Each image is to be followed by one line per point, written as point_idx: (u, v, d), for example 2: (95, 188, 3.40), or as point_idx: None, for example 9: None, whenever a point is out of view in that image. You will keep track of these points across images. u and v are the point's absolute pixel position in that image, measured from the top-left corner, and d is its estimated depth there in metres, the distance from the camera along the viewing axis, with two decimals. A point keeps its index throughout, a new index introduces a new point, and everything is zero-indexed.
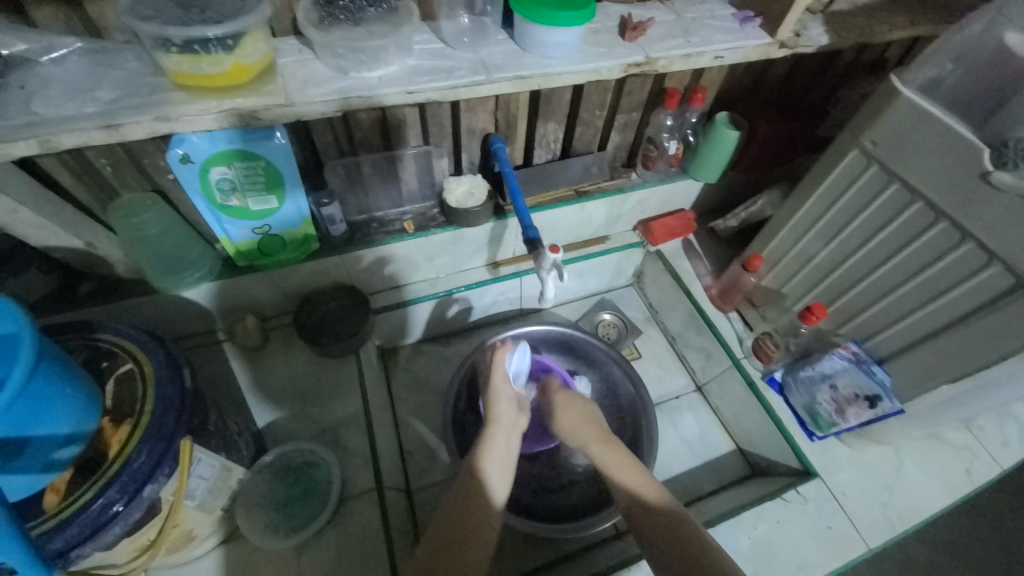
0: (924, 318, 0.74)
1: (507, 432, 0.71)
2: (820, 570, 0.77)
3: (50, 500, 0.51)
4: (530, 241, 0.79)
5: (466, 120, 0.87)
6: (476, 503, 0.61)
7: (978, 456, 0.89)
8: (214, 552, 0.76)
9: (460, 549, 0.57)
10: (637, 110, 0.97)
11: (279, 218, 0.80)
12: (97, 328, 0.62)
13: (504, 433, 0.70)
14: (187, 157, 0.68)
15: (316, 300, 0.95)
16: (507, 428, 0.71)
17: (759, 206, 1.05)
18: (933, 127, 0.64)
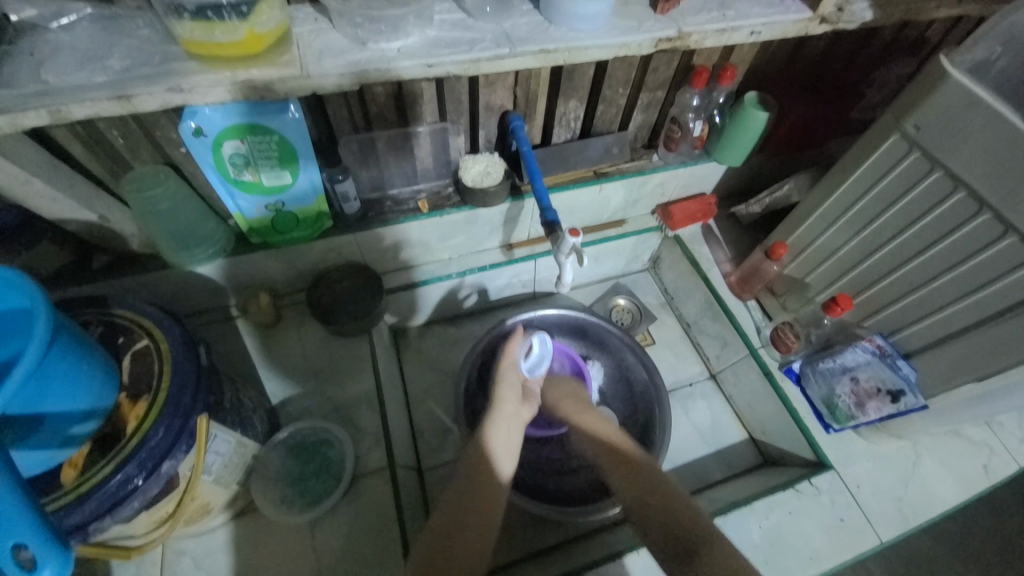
0: (958, 312, 0.72)
1: (512, 418, 0.72)
2: (831, 561, 0.76)
3: (67, 475, 0.51)
4: (548, 223, 0.76)
5: (485, 96, 0.84)
6: (481, 490, 0.62)
7: (997, 453, 0.87)
8: (231, 523, 0.77)
9: (461, 534, 0.57)
10: (662, 89, 0.93)
11: (292, 194, 0.79)
12: (114, 303, 0.62)
13: (508, 419, 0.72)
14: (200, 131, 0.66)
15: (330, 278, 0.94)
16: (510, 414, 0.72)
17: (786, 191, 1.01)
18: (983, 112, 0.60)
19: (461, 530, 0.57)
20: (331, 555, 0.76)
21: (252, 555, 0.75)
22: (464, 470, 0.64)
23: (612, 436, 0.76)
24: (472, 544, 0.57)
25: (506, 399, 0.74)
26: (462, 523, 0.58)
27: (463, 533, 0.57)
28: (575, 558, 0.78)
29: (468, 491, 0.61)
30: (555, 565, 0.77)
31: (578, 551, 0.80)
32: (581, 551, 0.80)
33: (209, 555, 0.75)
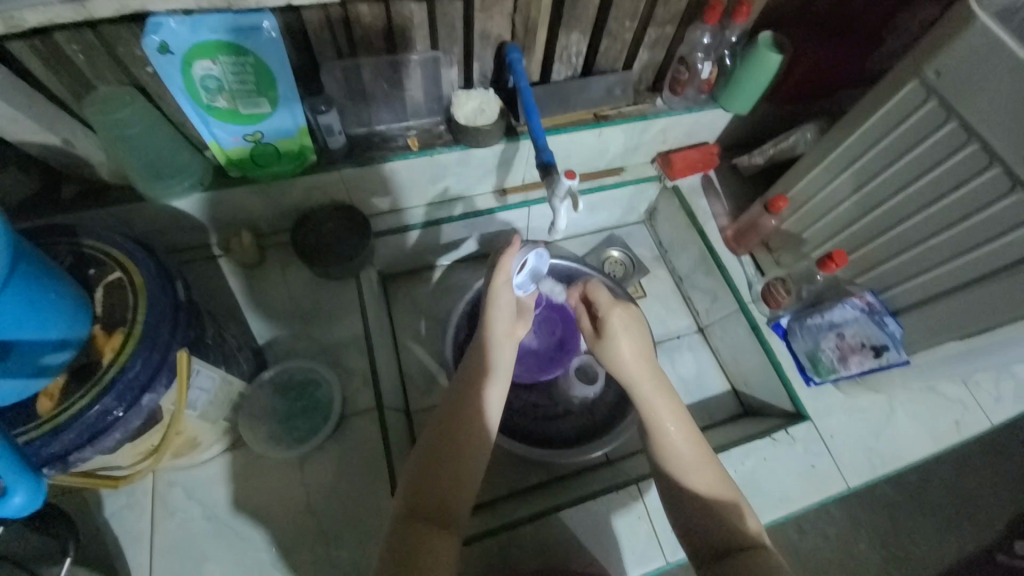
0: (952, 270, 0.71)
1: (507, 341, 0.67)
2: (799, 503, 0.81)
3: (44, 406, 0.50)
4: (544, 165, 0.73)
5: (480, 23, 0.77)
6: (473, 416, 0.59)
7: (970, 409, 0.90)
8: (220, 458, 0.79)
9: (453, 460, 0.56)
10: (672, 24, 0.86)
11: (272, 124, 0.73)
12: (81, 233, 0.59)
13: (504, 342, 0.67)
14: (165, 46, 0.60)
15: (315, 218, 0.90)
16: (504, 336, 0.67)
17: (793, 141, 0.97)
18: (1010, 57, 0.56)
19: (454, 465, 0.56)
20: (320, 489, 0.78)
21: (243, 487, 0.77)
22: (457, 398, 0.60)
23: (639, 365, 0.66)
24: (465, 469, 0.56)
25: (498, 321, 0.68)
26: (457, 454, 0.56)
27: (456, 467, 0.56)
28: (557, 497, 0.81)
29: (460, 420, 0.58)
30: (538, 503, 0.81)
31: (560, 490, 0.84)
32: (563, 490, 0.83)
33: (200, 487, 0.77)
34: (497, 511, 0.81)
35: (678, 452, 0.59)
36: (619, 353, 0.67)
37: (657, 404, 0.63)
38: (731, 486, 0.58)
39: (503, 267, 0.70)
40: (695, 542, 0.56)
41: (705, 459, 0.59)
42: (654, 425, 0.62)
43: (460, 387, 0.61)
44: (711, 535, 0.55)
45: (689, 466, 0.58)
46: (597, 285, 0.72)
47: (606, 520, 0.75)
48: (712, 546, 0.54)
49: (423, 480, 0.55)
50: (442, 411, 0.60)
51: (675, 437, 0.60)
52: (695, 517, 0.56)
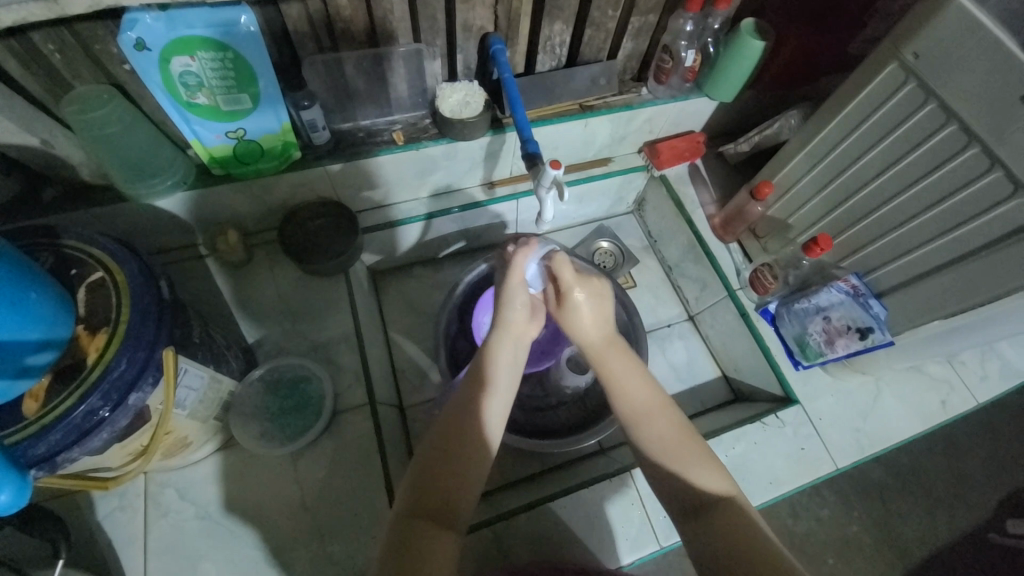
0: (934, 251, 0.72)
1: (509, 335, 0.64)
2: (789, 484, 0.82)
3: (30, 407, 0.51)
4: (529, 156, 0.73)
5: (463, 14, 0.77)
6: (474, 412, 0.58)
7: (956, 389, 0.92)
8: (212, 457, 0.78)
9: (454, 455, 0.55)
10: (655, 12, 0.86)
11: (254, 120, 0.72)
12: (62, 234, 0.58)
13: (513, 340, 0.64)
14: (142, 44, 0.59)
15: (302, 216, 0.90)
16: (515, 334, 0.65)
17: (776, 128, 0.98)
18: (984, 37, 0.57)
19: (456, 464, 0.55)
20: (314, 486, 0.78)
21: (237, 485, 0.77)
22: (458, 401, 0.59)
23: (599, 336, 0.64)
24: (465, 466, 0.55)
25: (510, 319, 0.65)
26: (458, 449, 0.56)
27: (459, 462, 0.55)
28: (550, 486, 0.82)
29: (462, 416, 0.58)
30: (531, 493, 0.81)
31: (554, 480, 0.84)
32: (557, 480, 0.84)
33: (193, 486, 0.76)
34: (492, 502, 0.82)
35: (643, 418, 0.59)
36: (580, 324, 0.65)
37: (620, 372, 0.62)
38: (715, 458, 0.57)
39: (516, 266, 0.68)
40: (674, 504, 0.56)
41: (672, 425, 0.59)
42: (619, 393, 0.61)
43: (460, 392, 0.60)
44: (685, 496, 0.55)
45: (649, 425, 0.59)
46: (563, 259, 0.66)
47: (599, 507, 0.75)
48: (687, 506, 0.55)
49: (425, 474, 0.54)
50: (445, 414, 0.59)
51: (642, 404, 0.60)
52: (668, 481, 0.56)
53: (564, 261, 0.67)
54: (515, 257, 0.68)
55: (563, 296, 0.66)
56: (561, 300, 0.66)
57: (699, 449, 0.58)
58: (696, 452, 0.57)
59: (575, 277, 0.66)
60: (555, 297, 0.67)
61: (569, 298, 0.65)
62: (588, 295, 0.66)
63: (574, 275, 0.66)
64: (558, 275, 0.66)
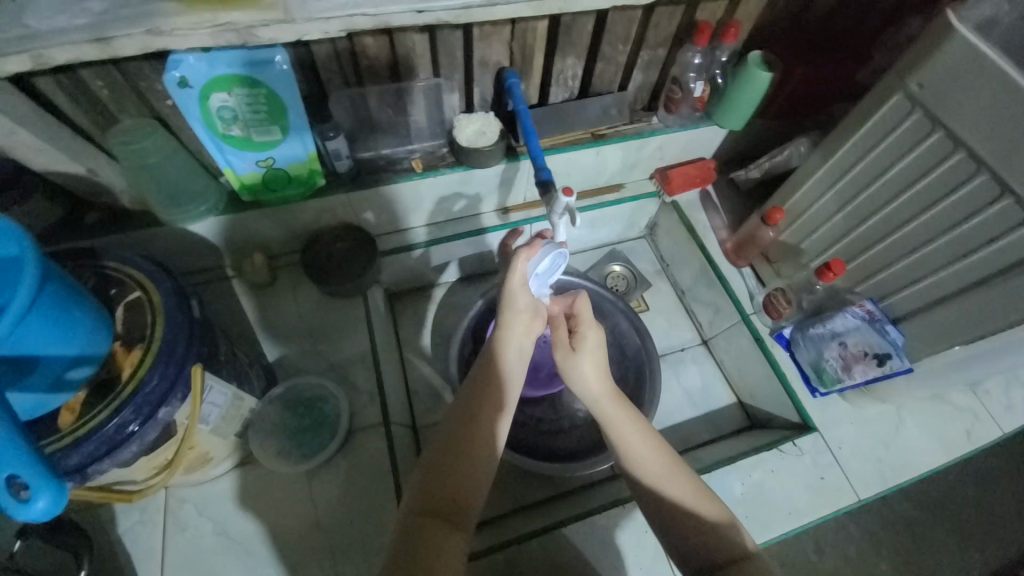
0: (949, 277, 0.72)
1: (513, 339, 0.65)
2: (809, 515, 0.80)
3: (66, 419, 0.53)
4: (542, 184, 0.75)
5: (480, 50, 0.81)
6: (481, 412, 0.60)
7: (981, 418, 0.89)
8: (230, 474, 0.80)
9: (459, 456, 0.57)
10: (664, 46, 0.90)
11: (283, 151, 0.77)
12: (103, 255, 0.62)
13: (515, 341, 0.65)
14: (185, 81, 0.65)
15: (324, 240, 0.94)
16: (516, 336, 0.65)
17: (786, 155, 0.99)
18: (986, 68, 0.58)
19: (465, 465, 0.57)
20: (328, 505, 0.78)
21: (252, 502, 0.78)
22: (466, 400, 0.61)
23: (609, 387, 0.65)
24: (471, 466, 0.57)
25: (511, 321, 0.65)
26: (465, 453, 0.57)
27: (465, 465, 0.57)
28: (562, 511, 0.81)
29: (469, 419, 0.60)
30: (544, 518, 0.80)
31: (566, 505, 0.84)
32: (569, 505, 0.83)
33: (210, 502, 0.78)
34: (504, 526, 0.81)
35: (656, 473, 0.60)
36: (593, 372, 0.65)
37: (626, 424, 0.63)
38: (727, 509, 0.61)
39: (518, 267, 0.65)
40: (697, 563, 0.58)
41: (685, 475, 0.61)
42: (631, 447, 0.62)
43: (468, 392, 0.62)
44: (707, 552, 0.57)
45: (664, 479, 0.60)
46: (586, 301, 0.69)
47: (611, 533, 0.74)
48: (709, 565, 0.57)
49: (433, 475, 0.56)
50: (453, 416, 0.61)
51: (653, 456, 0.61)
52: (688, 536, 0.58)
53: (584, 302, 0.70)
54: (516, 258, 0.65)
55: (580, 339, 0.67)
56: (575, 343, 0.67)
57: (711, 497, 0.61)
58: (711, 502, 0.60)
59: (593, 320, 0.69)
60: (569, 342, 0.68)
61: (586, 341, 0.67)
62: (600, 342, 0.68)
63: (592, 317, 0.69)
64: (580, 314, 0.69)
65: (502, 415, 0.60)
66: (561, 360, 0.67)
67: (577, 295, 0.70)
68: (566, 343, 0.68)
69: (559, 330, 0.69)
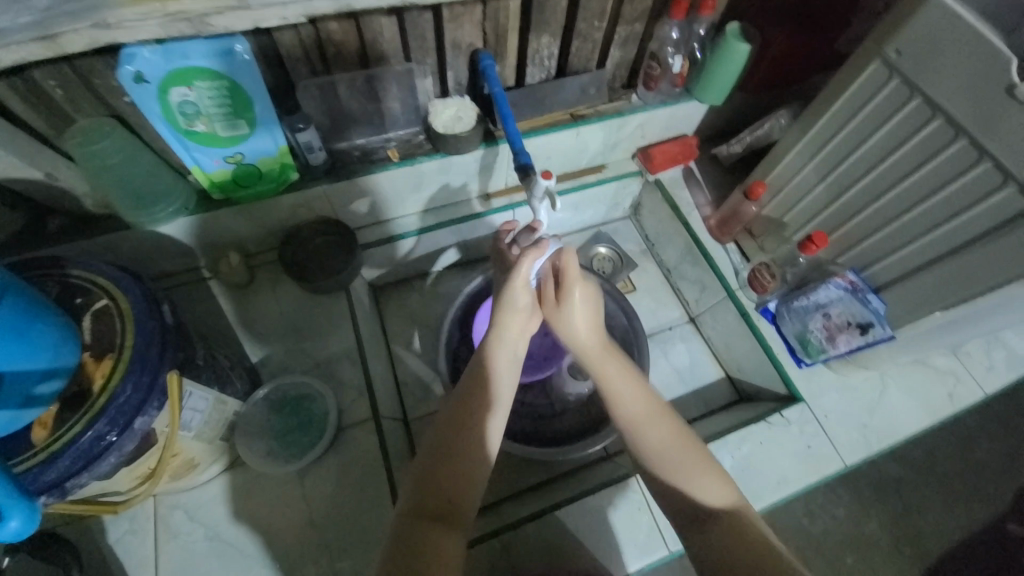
0: (927, 246, 0.72)
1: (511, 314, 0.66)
2: (798, 483, 0.81)
3: (39, 435, 0.51)
4: (522, 167, 0.73)
5: (451, 32, 0.78)
6: (476, 408, 0.59)
7: (962, 381, 0.91)
8: (220, 477, 0.79)
9: (452, 454, 0.56)
10: (641, 21, 0.88)
11: (252, 145, 0.74)
12: (67, 263, 0.60)
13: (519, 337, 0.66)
14: (141, 76, 0.61)
15: (301, 235, 0.91)
16: (521, 329, 0.66)
17: (767, 129, 0.99)
18: (963, 32, 0.58)
19: (459, 465, 0.56)
20: (321, 503, 0.78)
21: (244, 504, 0.78)
22: (455, 400, 0.60)
23: (595, 339, 0.65)
24: (465, 464, 0.56)
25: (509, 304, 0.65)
26: (456, 451, 0.57)
27: (458, 462, 0.56)
28: (556, 494, 0.82)
29: (462, 416, 0.59)
30: (539, 501, 0.81)
31: (560, 487, 0.84)
32: (563, 487, 0.84)
33: (202, 507, 0.77)
34: (499, 512, 0.82)
35: (640, 423, 0.60)
36: (578, 324, 0.66)
37: (615, 375, 0.63)
38: (715, 466, 0.59)
39: (522, 269, 0.65)
40: (674, 513, 0.58)
41: (670, 428, 0.60)
42: (616, 397, 0.62)
43: (459, 391, 0.61)
44: (685, 504, 0.57)
45: (648, 428, 0.60)
46: (570, 254, 0.66)
47: (605, 514, 0.75)
48: (684, 516, 0.57)
49: (426, 472, 0.56)
50: (443, 417, 0.60)
51: (638, 406, 0.61)
52: (664, 487, 0.58)
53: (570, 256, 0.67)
54: (522, 260, 0.65)
55: (565, 293, 0.67)
56: (562, 297, 0.67)
57: (697, 450, 0.59)
58: (696, 455, 0.59)
59: (579, 275, 0.66)
60: (555, 295, 0.68)
61: (571, 296, 0.66)
62: (586, 295, 0.67)
63: (579, 271, 0.67)
64: (564, 268, 0.66)
65: (492, 413, 0.59)
66: (550, 313, 0.68)
67: (563, 248, 0.67)
68: (553, 296, 0.68)
69: (547, 285, 0.69)
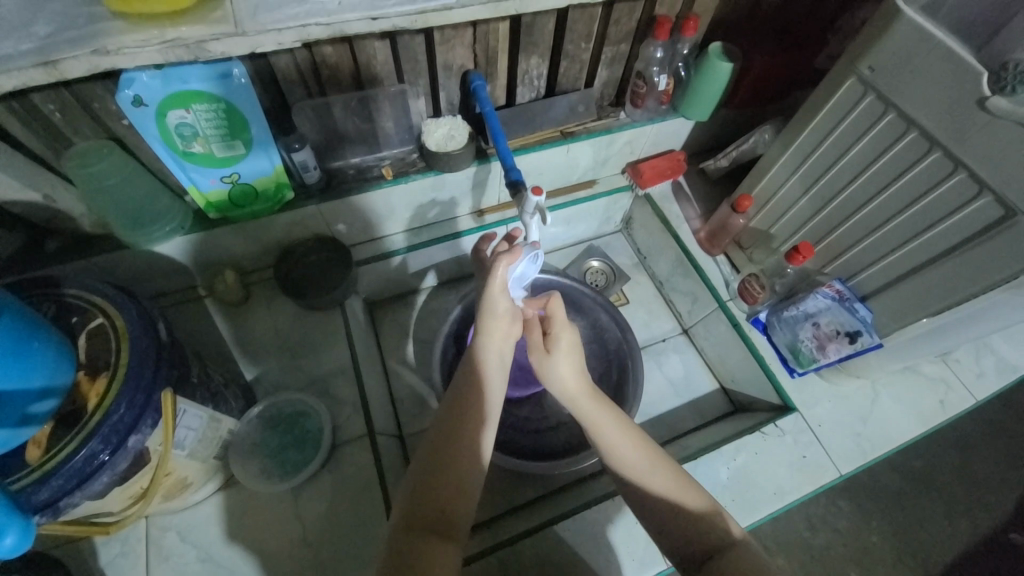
0: (908, 255, 0.74)
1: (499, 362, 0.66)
2: (794, 494, 0.81)
3: (33, 454, 0.51)
4: (512, 184, 0.75)
5: (443, 54, 0.81)
6: (470, 419, 0.60)
7: (953, 387, 0.92)
8: (213, 497, 0.78)
9: (447, 466, 0.57)
10: (626, 42, 0.91)
11: (248, 165, 0.76)
12: (63, 283, 0.60)
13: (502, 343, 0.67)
14: (139, 100, 0.63)
15: (297, 252, 0.93)
16: (503, 336, 0.67)
17: (752, 143, 1.02)
18: (934, 50, 0.60)
19: (452, 475, 0.56)
20: (315, 522, 0.77)
21: (237, 524, 0.77)
22: (449, 411, 0.61)
23: (584, 387, 0.66)
24: (459, 474, 0.57)
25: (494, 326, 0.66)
26: (451, 463, 0.57)
27: (453, 473, 0.56)
28: (553, 509, 0.81)
29: (456, 428, 0.59)
30: (535, 516, 0.81)
31: (557, 502, 0.84)
32: (560, 501, 0.84)
33: (194, 528, 0.76)
34: (496, 528, 0.81)
35: (635, 463, 0.61)
36: (568, 372, 0.66)
37: (608, 419, 0.64)
38: (710, 497, 0.61)
39: (498, 272, 0.65)
40: (684, 547, 0.58)
41: (666, 469, 0.61)
42: (610, 446, 0.62)
43: (451, 401, 0.62)
44: (694, 541, 0.58)
45: (646, 474, 0.60)
46: (558, 301, 0.69)
47: (602, 527, 0.75)
48: (694, 556, 0.57)
49: (421, 484, 0.56)
50: (437, 429, 0.60)
51: (634, 454, 0.61)
52: (671, 526, 0.59)
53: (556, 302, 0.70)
54: (497, 263, 0.65)
55: (553, 339, 0.68)
56: (549, 345, 0.68)
57: (693, 488, 0.61)
58: (694, 493, 0.61)
59: (565, 319, 0.69)
60: (543, 343, 0.68)
61: (559, 342, 0.68)
62: (572, 342, 0.68)
63: (564, 317, 0.70)
64: (553, 314, 0.69)
65: (485, 425, 0.60)
66: (537, 363, 0.69)
67: (551, 295, 0.70)
68: (541, 345, 0.68)
69: (533, 334, 0.69)
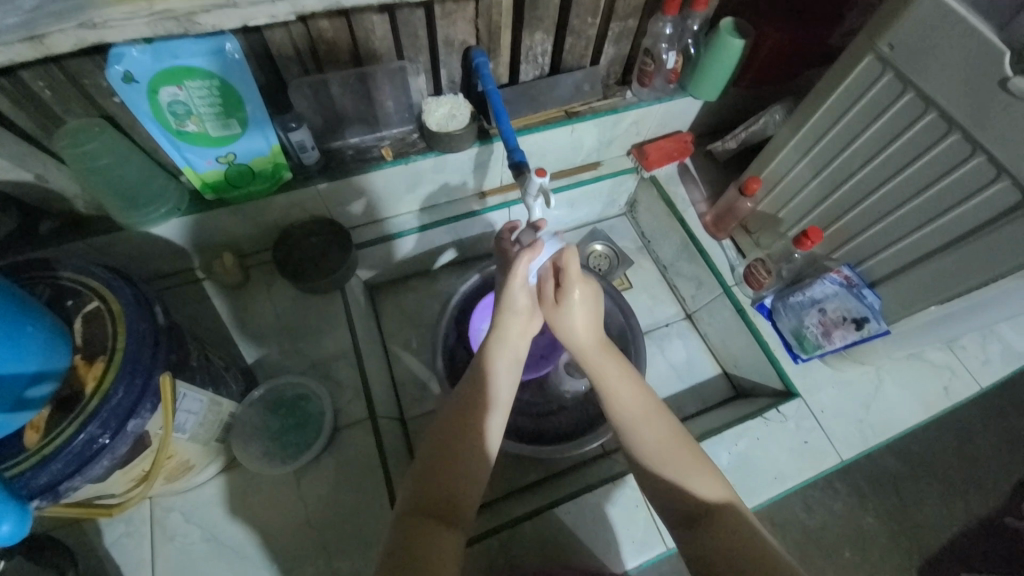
0: (919, 241, 0.72)
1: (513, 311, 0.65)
2: (795, 478, 0.81)
3: (31, 437, 0.51)
4: (516, 165, 0.73)
5: (443, 29, 0.78)
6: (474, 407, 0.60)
7: (958, 375, 0.92)
8: (217, 479, 0.79)
9: (453, 452, 0.56)
10: (634, 17, 0.88)
11: (245, 145, 0.74)
12: (58, 266, 0.60)
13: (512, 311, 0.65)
14: (130, 76, 0.61)
15: (296, 235, 0.91)
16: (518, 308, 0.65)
17: (761, 124, 0.99)
18: (957, 26, 0.57)
19: (457, 459, 0.56)
20: (317, 503, 0.78)
21: (241, 505, 0.77)
22: (455, 401, 0.60)
23: (593, 340, 0.65)
24: (464, 459, 0.57)
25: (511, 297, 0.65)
26: (454, 449, 0.57)
27: (458, 459, 0.56)
28: (554, 492, 0.82)
29: (460, 414, 0.59)
30: (536, 500, 0.81)
31: (558, 485, 0.85)
32: (561, 485, 0.84)
33: (198, 510, 0.77)
34: (496, 511, 0.82)
35: (636, 423, 0.61)
36: (577, 325, 0.65)
37: (613, 375, 0.64)
38: (713, 466, 0.58)
39: (519, 267, 0.64)
40: (671, 512, 0.57)
41: (671, 436, 0.60)
42: (614, 399, 0.63)
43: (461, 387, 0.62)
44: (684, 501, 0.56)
45: (648, 432, 0.60)
46: (571, 253, 0.64)
47: (602, 510, 0.75)
48: (677, 515, 0.56)
49: (425, 469, 0.56)
50: (443, 418, 0.60)
51: (636, 412, 0.61)
52: (660, 486, 0.58)
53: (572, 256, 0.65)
54: (518, 260, 0.64)
55: (564, 293, 0.66)
56: (560, 297, 0.66)
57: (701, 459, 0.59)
58: (699, 463, 0.58)
59: (579, 274, 0.65)
60: (554, 294, 0.66)
61: (570, 296, 0.65)
62: (586, 295, 0.66)
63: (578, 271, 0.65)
64: (565, 268, 0.65)
65: (494, 412, 0.60)
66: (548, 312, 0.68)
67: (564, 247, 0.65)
68: (551, 296, 0.67)
69: (545, 284, 0.67)
